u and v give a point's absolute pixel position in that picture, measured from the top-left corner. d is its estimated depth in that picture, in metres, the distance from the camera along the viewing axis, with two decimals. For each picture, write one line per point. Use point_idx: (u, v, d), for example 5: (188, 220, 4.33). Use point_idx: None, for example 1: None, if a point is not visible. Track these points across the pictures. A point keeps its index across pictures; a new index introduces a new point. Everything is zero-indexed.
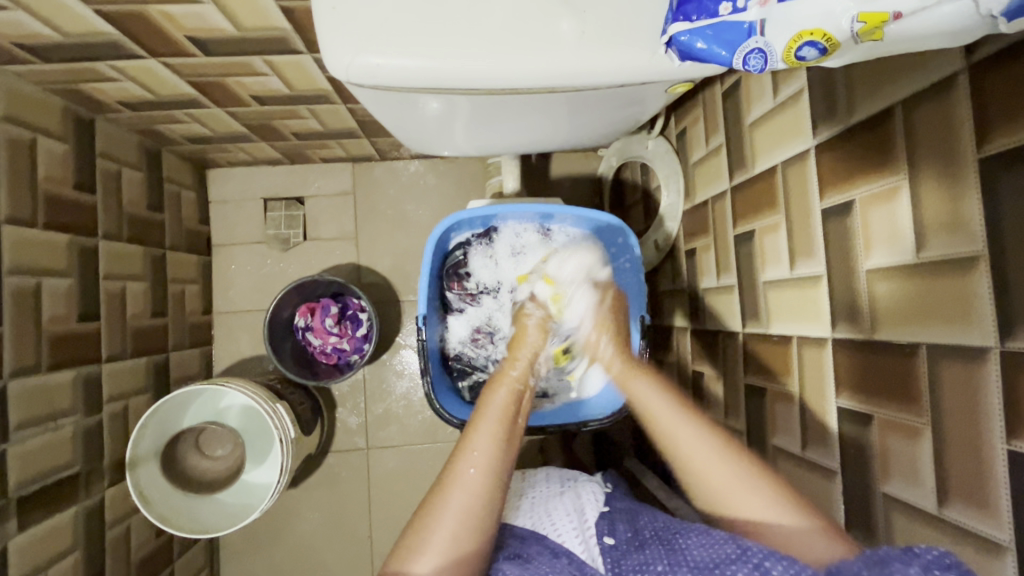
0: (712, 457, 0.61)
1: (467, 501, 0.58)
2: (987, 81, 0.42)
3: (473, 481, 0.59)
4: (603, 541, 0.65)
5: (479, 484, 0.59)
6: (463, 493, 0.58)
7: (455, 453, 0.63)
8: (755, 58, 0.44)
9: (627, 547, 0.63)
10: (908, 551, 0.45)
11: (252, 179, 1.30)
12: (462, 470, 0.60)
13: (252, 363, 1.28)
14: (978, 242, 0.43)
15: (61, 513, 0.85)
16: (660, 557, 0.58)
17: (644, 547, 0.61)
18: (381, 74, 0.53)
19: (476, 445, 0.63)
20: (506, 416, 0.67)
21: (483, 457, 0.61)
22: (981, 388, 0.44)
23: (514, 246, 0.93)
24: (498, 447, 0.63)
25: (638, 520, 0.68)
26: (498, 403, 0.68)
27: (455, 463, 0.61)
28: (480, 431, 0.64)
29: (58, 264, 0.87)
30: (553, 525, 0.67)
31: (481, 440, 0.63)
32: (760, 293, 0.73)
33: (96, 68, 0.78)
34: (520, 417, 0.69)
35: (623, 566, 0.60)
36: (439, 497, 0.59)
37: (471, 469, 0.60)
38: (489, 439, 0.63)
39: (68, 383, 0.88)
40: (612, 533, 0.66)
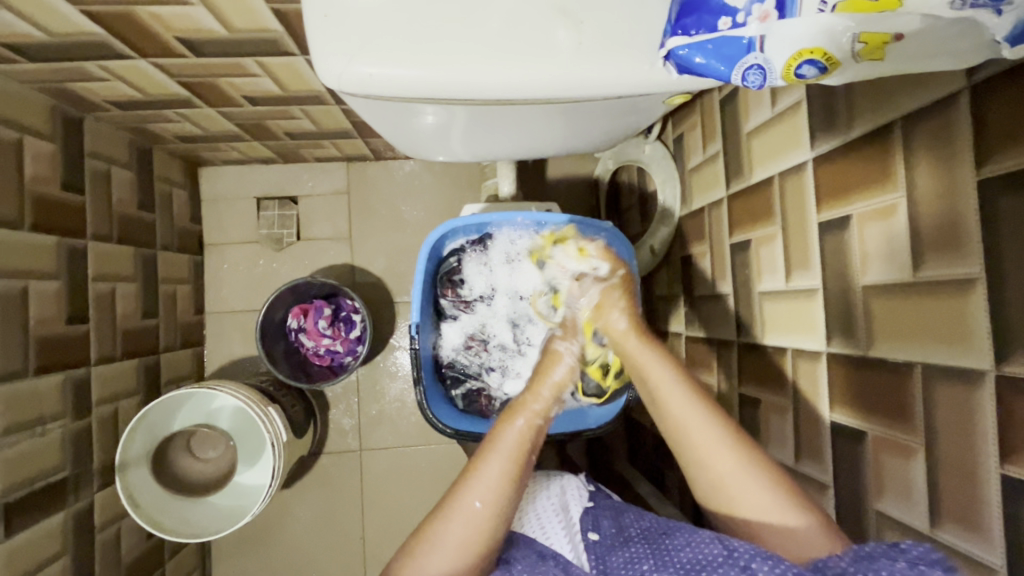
0: (734, 473, 0.58)
1: (470, 533, 0.58)
2: (990, 100, 0.42)
3: (478, 516, 0.59)
4: (588, 536, 0.65)
5: (484, 520, 0.59)
6: (467, 529, 0.58)
7: (464, 482, 0.61)
8: (755, 74, 0.43)
9: (612, 543, 0.62)
10: (894, 546, 0.45)
11: (245, 178, 1.28)
12: (467, 502, 0.59)
13: (245, 363, 1.27)
14: (975, 264, 0.43)
15: (49, 518, 0.84)
16: (644, 556, 0.57)
17: (629, 543, 0.61)
18: (373, 83, 0.52)
19: (486, 481, 0.60)
20: (522, 449, 0.64)
21: (489, 494, 0.60)
22: (976, 410, 0.44)
23: (510, 253, 0.92)
24: (509, 484, 0.61)
25: (623, 517, 0.67)
26: (511, 438, 0.64)
27: (461, 491, 0.60)
28: (491, 466, 0.61)
29: (45, 267, 0.85)
30: (541, 524, 0.67)
31: (492, 478, 0.61)
32: (755, 304, 0.73)
33: (83, 68, 0.76)
34: (535, 453, 0.65)
35: (609, 564, 0.59)
36: (442, 518, 0.59)
37: (478, 507, 0.59)
38: (502, 474, 0.61)
39: (57, 387, 0.86)
40: (597, 528, 0.66)
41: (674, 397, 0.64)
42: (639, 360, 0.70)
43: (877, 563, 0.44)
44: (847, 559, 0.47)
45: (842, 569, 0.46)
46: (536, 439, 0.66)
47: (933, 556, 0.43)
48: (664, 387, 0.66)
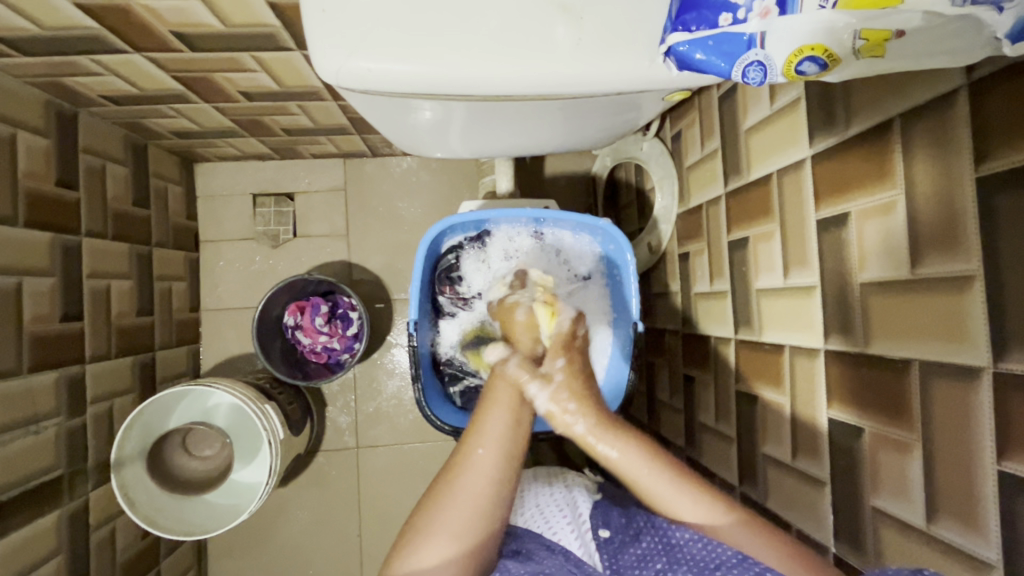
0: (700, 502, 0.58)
1: (480, 487, 0.57)
2: (989, 98, 0.42)
3: (487, 469, 0.58)
4: (598, 534, 0.65)
5: (493, 472, 0.58)
6: (477, 481, 0.57)
7: (472, 434, 0.61)
8: (755, 71, 0.43)
9: (623, 540, 0.63)
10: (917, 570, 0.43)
11: (241, 174, 1.28)
12: (476, 454, 0.59)
13: (241, 361, 1.27)
14: (973, 262, 0.43)
15: (44, 516, 0.83)
16: (658, 552, 0.58)
17: (640, 537, 0.62)
18: (372, 79, 0.52)
19: (491, 434, 0.60)
20: (517, 400, 0.64)
21: (495, 442, 0.60)
22: (972, 407, 0.44)
23: (508, 250, 0.92)
24: (514, 434, 0.61)
25: (631, 510, 0.69)
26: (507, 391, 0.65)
27: (470, 445, 0.60)
28: (496, 420, 0.62)
29: (39, 264, 0.84)
30: (547, 519, 0.67)
31: (496, 430, 0.61)
32: (753, 301, 0.73)
33: (77, 62, 0.75)
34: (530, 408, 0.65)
35: (621, 563, 0.60)
36: (454, 474, 0.58)
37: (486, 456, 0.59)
38: (504, 425, 0.61)
39: (51, 384, 0.86)
40: (607, 524, 0.67)
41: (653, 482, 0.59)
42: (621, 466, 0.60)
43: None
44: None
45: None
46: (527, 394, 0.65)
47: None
48: (649, 485, 0.59)
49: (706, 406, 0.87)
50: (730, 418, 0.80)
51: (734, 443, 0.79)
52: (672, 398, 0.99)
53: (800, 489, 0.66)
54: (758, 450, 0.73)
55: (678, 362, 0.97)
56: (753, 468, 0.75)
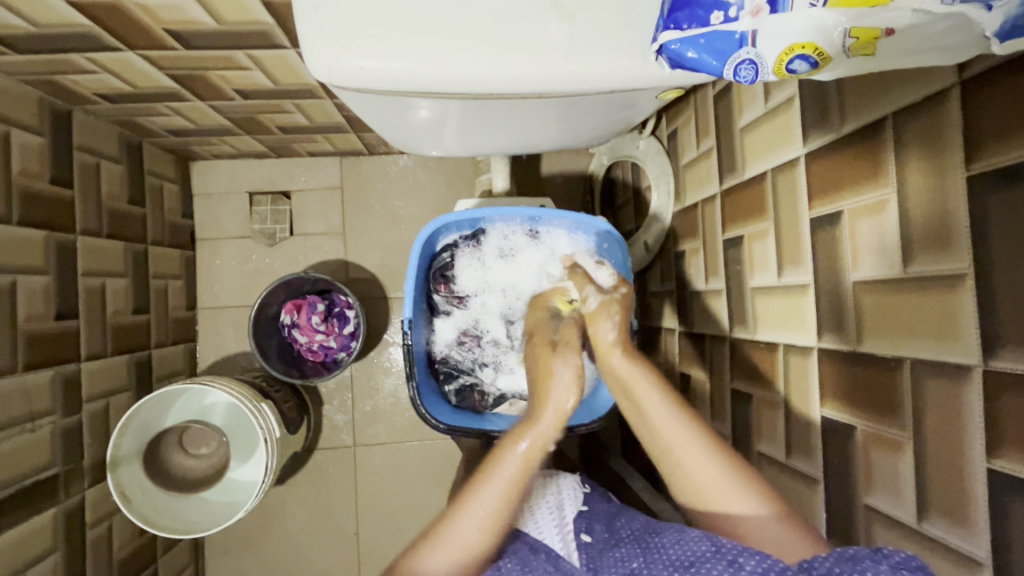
0: (723, 482, 0.57)
1: (465, 556, 0.57)
2: (980, 97, 0.42)
3: (470, 542, 0.57)
4: (581, 537, 0.66)
5: (475, 537, 0.57)
6: (461, 554, 0.57)
7: (459, 500, 0.59)
8: (746, 69, 0.43)
9: (603, 545, 0.64)
10: (877, 549, 0.44)
11: (238, 172, 1.27)
12: (461, 525, 0.58)
13: (238, 359, 1.27)
14: (964, 260, 0.43)
15: (39, 515, 0.83)
16: (635, 555, 0.59)
17: (620, 544, 0.62)
18: (364, 76, 0.52)
19: (479, 511, 0.58)
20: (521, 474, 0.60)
21: (483, 519, 0.58)
22: (962, 406, 0.44)
23: (503, 248, 0.92)
24: (505, 511, 0.59)
25: (616, 519, 0.68)
26: (511, 462, 0.60)
27: (455, 512, 0.59)
28: (486, 492, 0.59)
29: (34, 262, 0.84)
30: (534, 518, 0.68)
31: (488, 503, 0.58)
32: (748, 299, 0.73)
33: (71, 60, 0.75)
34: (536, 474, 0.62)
35: (600, 564, 0.61)
36: (438, 541, 0.57)
37: (470, 531, 0.58)
38: (499, 497, 0.59)
39: (47, 383, 0.86)
40: (590, 530, 0.67)
41: (657, 411, 0.62)
42: (622, 376, 0.67)
43: (861, 564, 0.43)
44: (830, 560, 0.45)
45: (828, 570, 0.44)
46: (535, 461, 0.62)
47: (913, 564, 0.42)
48: (658, 420, 0.62)
49: (702, 404, 0.87)
50: (725, 417, 0.80)
51: (729, 441, 0.79)
52: None
53: (794, 488, 0.66)
54: (753, 448, 0.73)
55: (675, 360, 0.97)
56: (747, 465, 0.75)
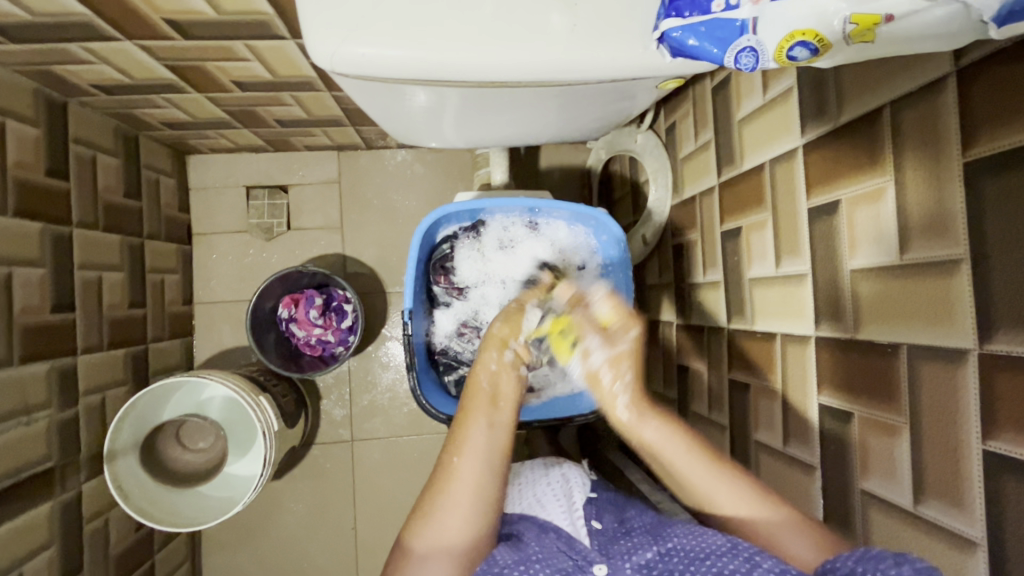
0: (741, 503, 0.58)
1: (471, 488, 0.58)
2: (977, 84, 0.42)
3: (469, 473, 0.59)
4: (591, 524, 0.65)
5: (472, 472, 0.59)
6: (464, 486, 0.58)
7: (447, 447, 0.62)
8: (747, 57, 0.45)
9: (614, 533, 0.63)
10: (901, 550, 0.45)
11: (235, 166, 1.27)
12: (455, 464, 0.60)
13: (235, 354, 1.26)
14: (961, 246, 0.44)
15: (36, 508, 0.83)
16: (648, 543, 0.59)
17: (631, 533, 0.62)
18: (366, 64, 0.52)
19: (468, 444, 0.61)
20: (492, 407, 0.65)
21: (474, 449, 0.61)
22: (958, 389, 0.45)
23: (503, 240, 0.92)
24: (491, 437, 0.62)
25: (625, 511, 0.67)
26: (482, 392, 0.67)
27: (447, 456, 0.61)
28: (472, 426, 0.63)
29: (29, 254, 0.84)
30: (541, 504, 0.67)
31: (472, 433, 0.62)
32: (745, 290, 0.74)
33: (67, 50, 0.75)
34: (509, 400, 0.67)
35: (611, 551, 0.60)
36: (439, 487, 0.59)
37: (465, 463, 0.60)
38: (481, 427, 0.63)
39: (43, 375, 0.85)
40: (600, 518, 0.66)
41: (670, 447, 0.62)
42: (640, 431, 0.64)
43: (885, 562, 0.44)
44: (851, 560, 0.46)
45: (851, 569, 0.46)
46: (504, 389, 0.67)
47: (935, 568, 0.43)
48: (677, 459, 0.62)
49: (700, 395, 0.88)
50: (722, 407, 0.81)
51: (726, 431, 0.80)
52: (666, 388, 1.00)
53: (791, 475, 0.67)
54: (751, 437, 0.74)
55: (672, 353, 0.97)
56: (745, 455, 0.76)
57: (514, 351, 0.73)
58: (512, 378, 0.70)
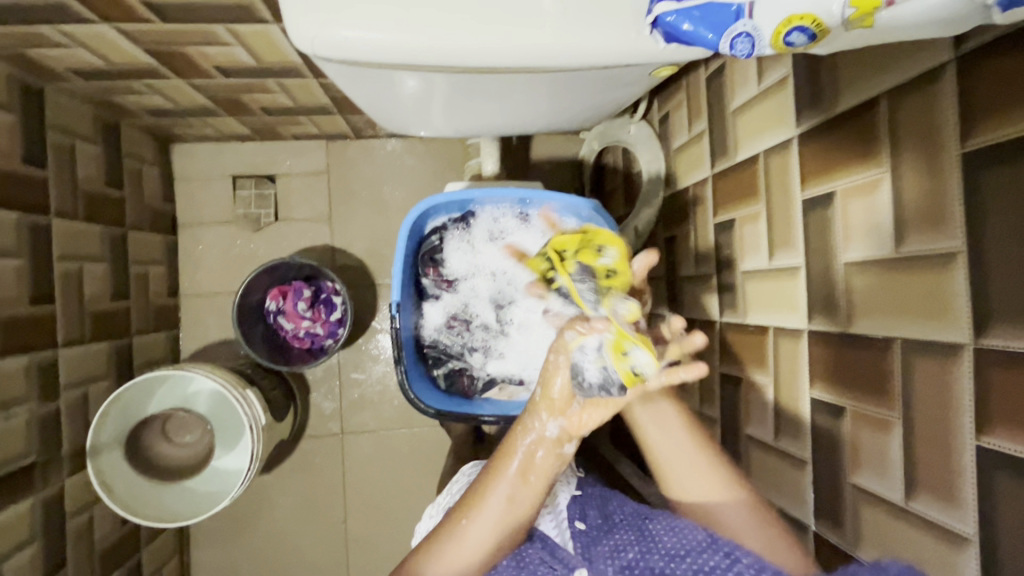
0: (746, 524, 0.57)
1: (472, 556, 0.57)
2: (975, 72, 0.41)
3: (475, 540, 0.57)
4: (575, 525, 0.66)
5: (479, 547, 0.57)
6: (466, 550, 0.56)
7: (463, 501, 0.58)
8: (743, 42, 0.43)
9: (597, 533, 0.64)
10: (876, 565, 0.45)
11: (221, 155, 1.24)
12: (463, 526, 0.57)
13: (222, 347, 1.24)
14: (957, 238, 0.43)
15: (17, 504, 0.81)
16: (631, 543, 0.60)
17: (614, 530, 0.63)
18: (350, 48, 0.50)
19: (481, 511, 0.57)
20: (521, 477, 0.57)
21: (487, 518, 0.57)
22: (954, 382, 0.44)
23: (493, 231, 0.90)
24: (508, 511, 0.57)
25: (608, 505, 0.69)
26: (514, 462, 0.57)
27: (460, 511, 0.58)
28: (493, 490, 0.57)
29: (6, 245, 0.81)
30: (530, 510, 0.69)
31: (490, 503, 0.57)
32: (738, 283, 0.73)
33: (42, 33, 0.72)
34: (541, 479, 0.57)
35: (595, 552, 0.61)
36: (439, 540, 0.57)
37: (471, 527, 0.57)
38: (500, 498, 0.57)
39: (22, 369, 0.83)
40: (584, 517, 0.67)
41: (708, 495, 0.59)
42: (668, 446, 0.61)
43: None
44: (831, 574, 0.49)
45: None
46: (540, 463, 0.57)
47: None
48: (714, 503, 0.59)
49: (691, 389, 0.87)
50: (714, 401, 0.80)
51: (718, 425, 0.79)
52: None
53: (782, 469, 0.66)
54: (742, 431, 0.74)
55: None
56: (737, 449, 0.75)
57: (562, 421, 0.57)
58: (553, 454, 0.57)
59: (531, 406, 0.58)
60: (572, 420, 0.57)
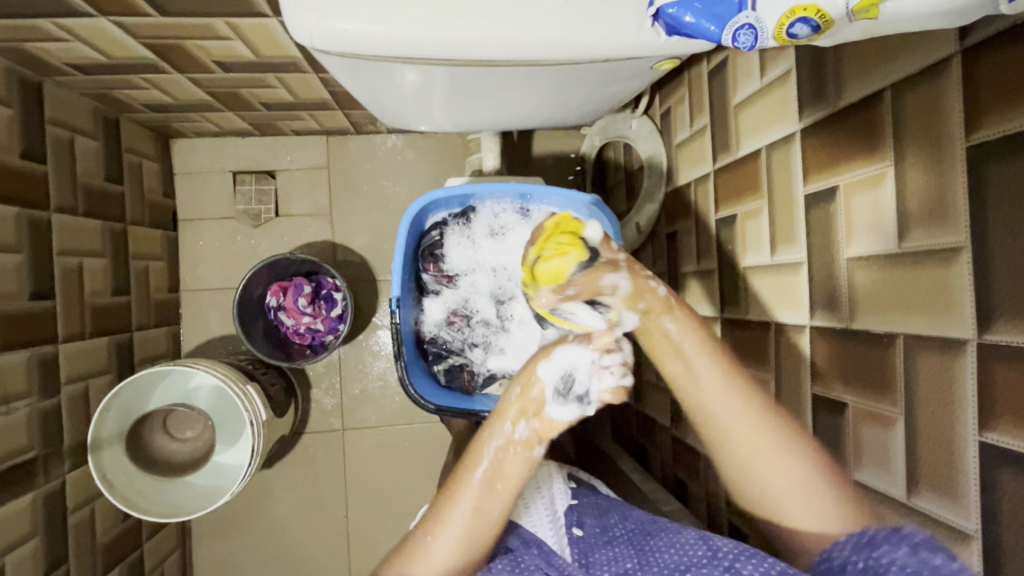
0: (799, 485, 0.57)
1: (438, 572, 0.57)
2: (980, 65, 0.41)
3: (441, 555, 0.57)
4: (572, 531, 0.66)
5: (444, 562, 0.57)
6: (432, 566, 0.57)
7: (430, 515, 0.59)
8: (745, 34, 0.43)
9: (595, 540, 0.65)
10: (897, 531, 0.49)
11: (221, 150, 1.24)
12: (428, 542, 0.58)
13: (222, 342, 1.24)
14: (961, 233, 0.43)
15: (19, 499, 0.81)
16: (629, 556, 0.61)
17: (613, 542, 0.64)
18: (348, 40, 0.49)
19: (447, 527, 0.58)
20: (488, 484, 0.59)
21: (449, 533, 0.58)
22: (956, 379, 0.44)
23: (493, 226, 0.90)
24: (474, 523, 0.58)
25: (608, 516, 0.69)
26: (478, 468, 0.59)
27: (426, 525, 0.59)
28: (458, 500, 0.58)
29: (6, 240, 0.81)
30: (529, 513, 0.67)
31: (455, 516, 0.58)
32: (740, 279, 0.73)
33: (40, 26, 0.72)
34: (507, 485, 0.59)
35: (592, 560, 0.62)
36: (407, 554, 0.58)
37: (437, 543, 0.58)
38: (465, 510, 0.58)
39: (22, 364, 0.83)
40: (581, 523, 0.68)
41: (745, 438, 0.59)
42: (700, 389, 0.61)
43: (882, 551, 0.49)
44: (849, 548, 0.53)
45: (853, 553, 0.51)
46: (505, 469, 0.59)
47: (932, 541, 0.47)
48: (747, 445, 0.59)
49: None
50: None
51: None
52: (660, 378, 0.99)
53: None
54: None
55: None
56: None
57: (532, 421, 0.60)
58: (520, 456, 0.60)
59: (498, 412, 0.62)
60: (542, 421, 0.61)
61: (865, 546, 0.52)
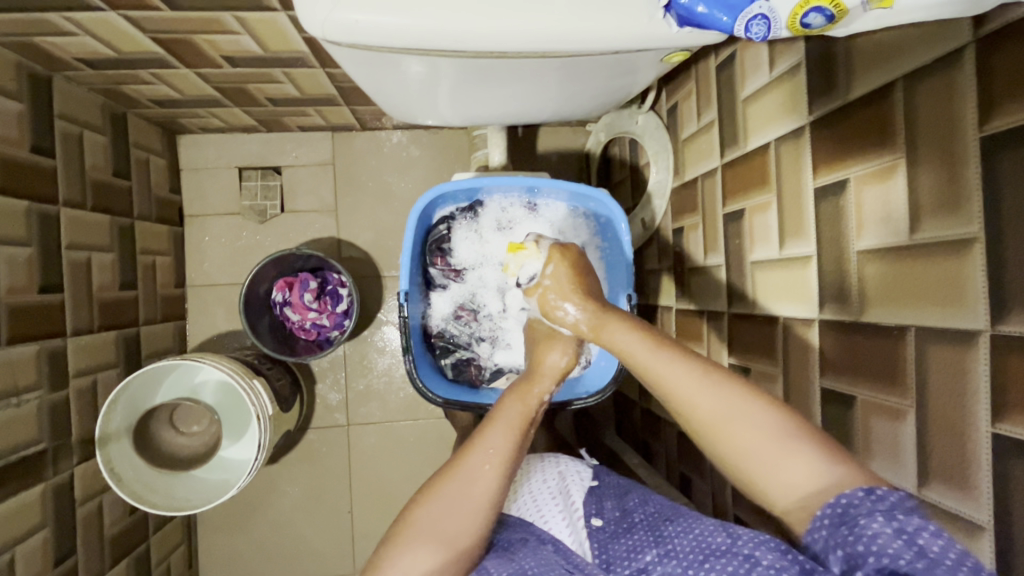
0: (771, 437, 0.51)
1: (481, 493, 0.55)
2: (996, 57, 0.41)
3: (488, 473, 0.56)
4: (590, 522, 0.66)
5: (490, 481, 0.56)
6: (479, 486, 0.55)
7: (470, 443, 0.59)
8: (758, 23, 0.46)
9: (615, 530, 0.64)
10: (871, 498, 0.45)
11: (227, 146, 1.24)
12: (474, 462, 0.56)
13: (228, 337, 1.25)
14: (974, 224, 0.43)
15: (28, 490, 0.82)
16: (648, 544, 0.60)
17: (632, 531, 0.63)
18: (359, 32, 0.49)
19: (494, 447, 0.58)
20: (525, 420, 0.62)
21: (500, 455, 0.57)
22: (969, 371, 0.44)
23: (500, 221, 0.91)
24: (516, 450, 0.59)
25: (627, 500, 0.69)
26: (516, 407, 0.62)
27: (469, 449, 0.58)
28: (500, 428, 0.60)
29: (15, 233, 0.81)
30: (539, 509, 0.66)
31: (498, 440, 0.58)
32: (748, 274, 0.72)
33: (50, 20, 0.72)
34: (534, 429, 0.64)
35: (611, 553, 0.61)
36: (452, 474, 0.56)
37: (489, 466, 0.56)
38: (508, 436, 0.59)
39: (32, 357, 0.84)
40: (600, 514, 0.67)
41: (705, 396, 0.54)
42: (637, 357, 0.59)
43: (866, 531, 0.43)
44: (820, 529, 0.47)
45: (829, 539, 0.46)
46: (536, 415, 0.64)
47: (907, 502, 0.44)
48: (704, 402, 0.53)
49: None
50: None
51: None
52: None
53: None
54: None
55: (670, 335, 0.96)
56: None
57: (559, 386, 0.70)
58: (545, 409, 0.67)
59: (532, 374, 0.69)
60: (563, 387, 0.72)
61: (839, 520, 0.46)
